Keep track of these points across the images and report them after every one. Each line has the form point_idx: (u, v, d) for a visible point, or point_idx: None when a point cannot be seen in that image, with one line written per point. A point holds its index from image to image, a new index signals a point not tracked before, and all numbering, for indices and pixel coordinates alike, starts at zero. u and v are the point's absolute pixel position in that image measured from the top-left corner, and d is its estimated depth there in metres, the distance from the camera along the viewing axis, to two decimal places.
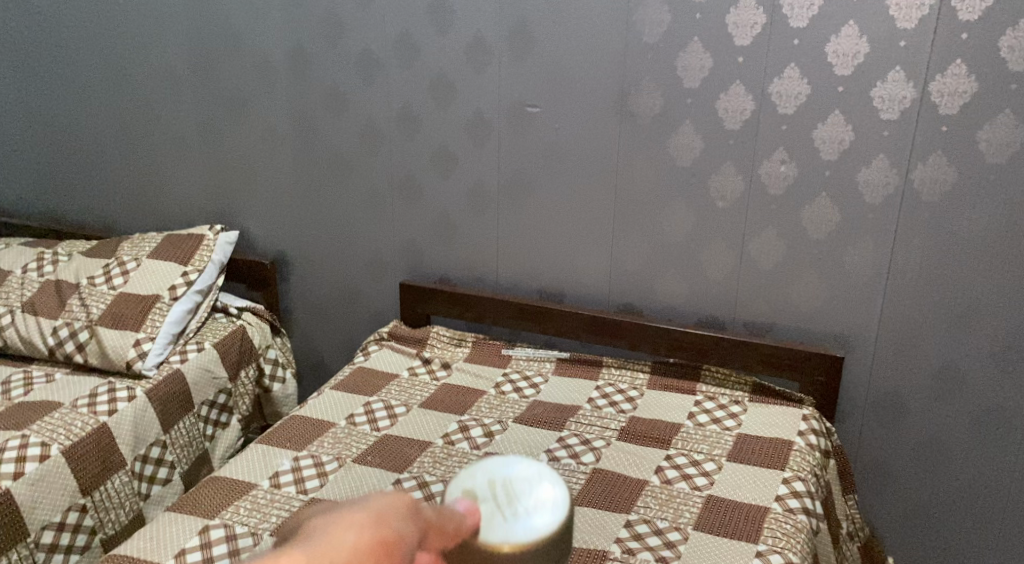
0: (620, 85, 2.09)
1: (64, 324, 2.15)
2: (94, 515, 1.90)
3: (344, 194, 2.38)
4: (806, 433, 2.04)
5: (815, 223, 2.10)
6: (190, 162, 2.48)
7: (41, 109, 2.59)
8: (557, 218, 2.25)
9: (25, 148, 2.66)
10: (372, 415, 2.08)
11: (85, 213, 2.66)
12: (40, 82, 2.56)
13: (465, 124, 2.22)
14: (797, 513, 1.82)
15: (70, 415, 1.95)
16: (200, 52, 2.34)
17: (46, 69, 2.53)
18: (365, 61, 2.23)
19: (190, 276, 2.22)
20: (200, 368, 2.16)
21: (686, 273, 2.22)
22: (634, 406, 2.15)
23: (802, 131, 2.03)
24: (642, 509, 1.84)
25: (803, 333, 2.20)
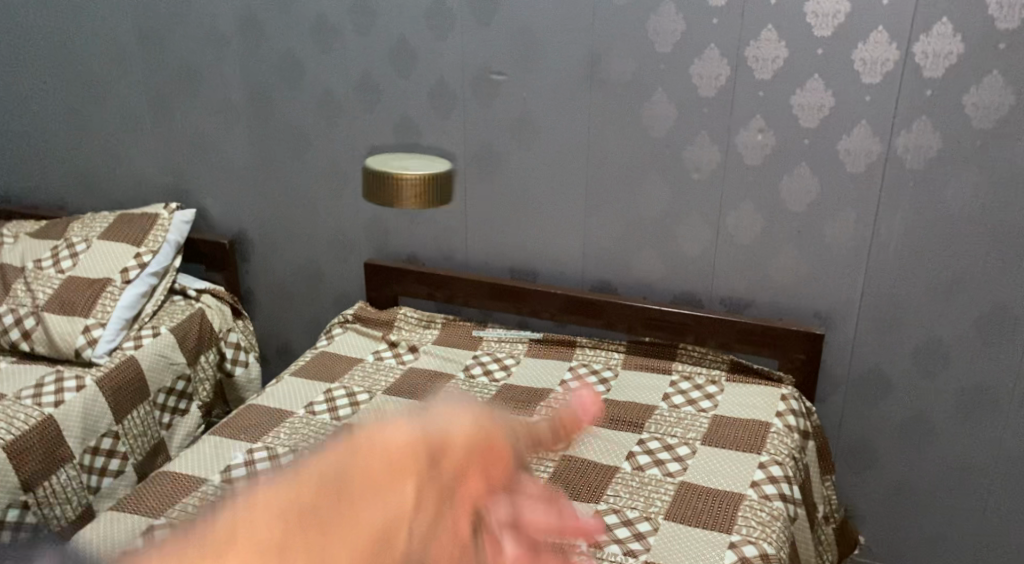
0: (588, 52, 1.99)
1: (9, 310, 2.10)
2: (38, 512, 1.83)
3: (309, 175, 2.30)
4: (783, 414, 1.95)
5: (794, 194, 1.99)
6: (146, 141, 2.40)
7: None
8: (525, 194, 2.16)
9: None
10: (332, 403, 1.95)
11: (42, 196, 2.58)
12: None
13: (428, 96, 2.13)
14: (772, 500, 1.72)
15: (13, 406, 1.88)
16: (157, 25, 2.26)
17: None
18: (324, 32, 2.14)
19: (143, 258, 2.19)
20: (155, 353, 2.10)
21: (661, 250, 2.13)
22: (608, 387, 2.05)
23: (780, 98, 1.93)
24: (612, 498, 1.71)
25: (782, 308, 2.10)
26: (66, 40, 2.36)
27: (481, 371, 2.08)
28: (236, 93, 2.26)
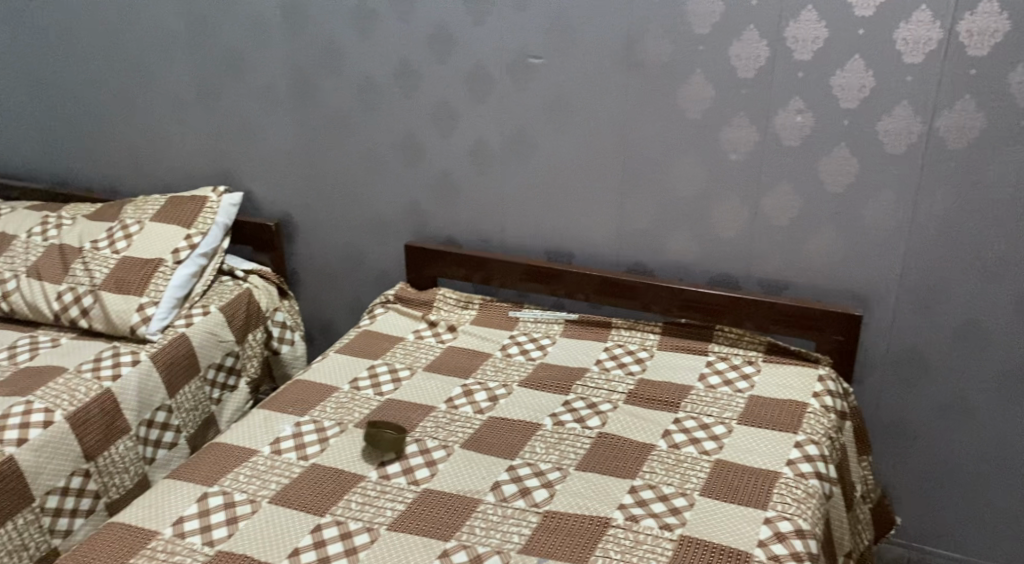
0: (626, 34, 2.01)
1: (68, 289, 2.19)
2: (98, 480, 1.92)
3: (351, 157, 2.35)
4: (821, 394, 1.96)
5: (832, 175, 1.99)
6: (194, 126, 2.47)
7: (43, 73, 2.57)
8: (563, 176, 2.19)
9: (28, 114, 2.65)
10: (375, 378, 2.03)
11: (92, 179, 2.66)
12: (41, 47, 2.54)
13: (467, 79, 2.16)
14: (808, 478, 1.74)
15: (74, 379, 1.97)
16: (205, 12, 2.32)
17: (41, 35, 2.52)
18: (367, 17, 2.18)
19: (193, 240, 2.27)
20: (206, 331, 2.19)
21: (697, 231, 2.14)
22: (643, 367, 2.08)
23: (820, 79, 1.93)
24: (647, 474, 1.75)
25: (820, 289, 2.11)
26: (115, 29, 2.43)
27: (518, 350, 2.15)
28: (281, 78, 2.32)
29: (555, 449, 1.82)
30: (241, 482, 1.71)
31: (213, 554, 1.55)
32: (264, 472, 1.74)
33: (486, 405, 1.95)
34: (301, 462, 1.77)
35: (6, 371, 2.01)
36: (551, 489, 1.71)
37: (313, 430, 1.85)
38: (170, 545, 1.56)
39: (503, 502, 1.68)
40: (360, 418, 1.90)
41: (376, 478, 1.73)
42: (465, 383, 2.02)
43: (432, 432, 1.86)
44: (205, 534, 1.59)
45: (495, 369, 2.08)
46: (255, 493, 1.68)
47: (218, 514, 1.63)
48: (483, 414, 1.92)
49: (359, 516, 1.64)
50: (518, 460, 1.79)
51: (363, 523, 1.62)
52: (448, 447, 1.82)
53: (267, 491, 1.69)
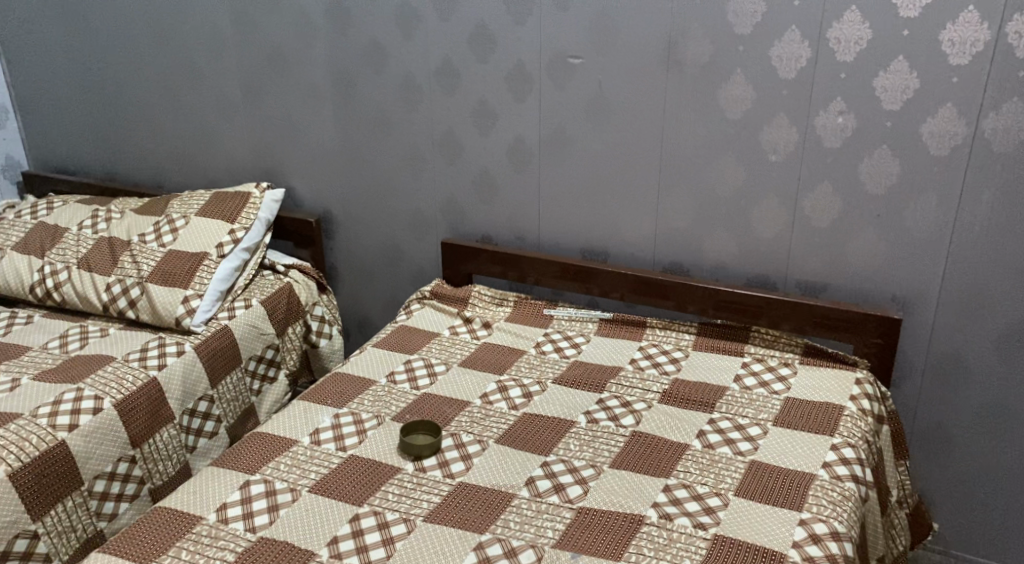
0: (666, 34, 2.01)
1: (116, 280, 2.25)
2: (143, 466, 1.98)
3: (391, 155, 2.38)
4: (858, 398, 1.95)
5: (873, 177, 1.98)
6: (239, 123, 2.52)
7: (92, 71, 2.64)
8: (600, 176, 2.20)
9: (78, 110, 2.72)
10: (411, 373, 2.06)
11: (139, 174, 2.73)
12: (90, 46, 2.60)
13: (507, 79, 2.18)
14: (845, 480, 1.73)
15: (121, 368, 2.03)
16: (250, 12, 2.37)
17: (91, 33, 2.58)
18: (408, 16, 2.21)
19: (237, 234, 2.32)
20: (247, 324, 2.24)
21: (735, 232, 2.14)
22: (678, 367, 2.08)
23: (862, 80, 1.91)
24: (682, 473, 1.75)
25: (859, 292, 2.09)
26: (164, 27, 2.48)
27: (552, 348, 2.16)
28: (324, 76, 2.36)
29: (589, 447, 1.83)
30: (282, 471, 1.75)
31: (255, 540, 1.59)
32: (303, 462, 1.78)
33: (521, 401, 1.97)
34: (340, 453, 1.81)
35: (57, 359, 2.08)
36: (585, 486, 1.72)
37: (351, 422, 1.89)
38: (213, 530, 1.61)
39: (537, 497, 1.70)
40: (397, 411, 1.93)
41: (412, 470, 1.76)
42: (499, 379, 2.04)
43: (467, 427, 1.88)
44: (247, 520, 1.63)
45: (529, 366, 2.10)
46: (295, 482, 1.72)
47: (260, 502, 1.67)
48: (517, 410, 1.94)
49: (396, 507, 1.67)
50: (552, 456, 1.81)
51: (400, 514, 1.65)
52: (483, 441, 1.85)
53: (307, 480, 1.73)
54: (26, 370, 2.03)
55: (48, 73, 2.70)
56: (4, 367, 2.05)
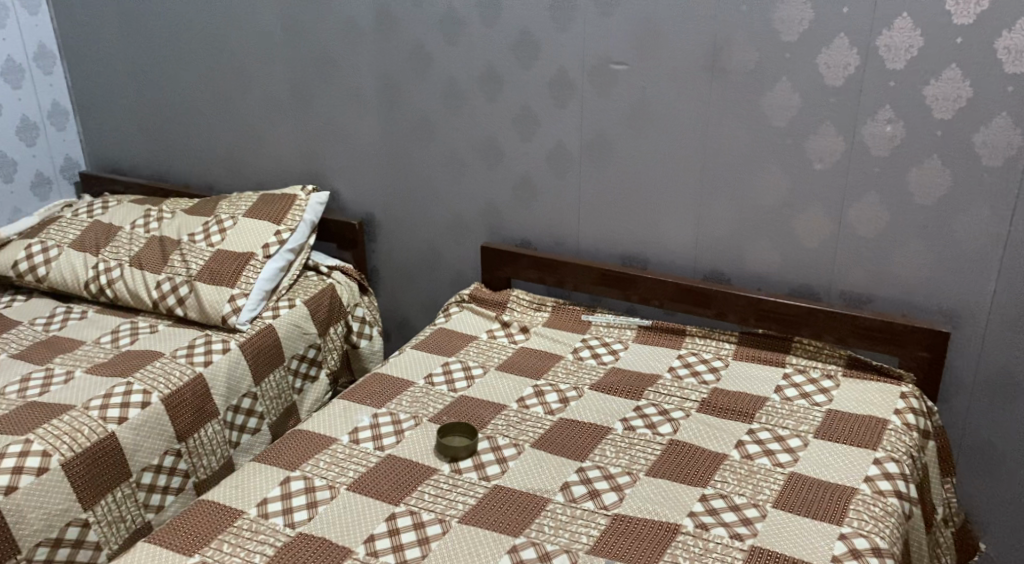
0: (711, 41, 2.00)
1: (166, 278, 2.32)
2: (188, 460, 2.03)
3: (435, 160, 2.41)
4: (903, 412, 1.91)
5: (922, 187, 1.94)
6: (287, 126, 2.57)
7: (148, 75, 2.72)
8: (642, 182, 2.19)
9: (134, 113, 2.81)
10: (449, 375, 2.08)
11: (191, 176, 2.81)
12: (147, 50, 2.68)
13: (549, 85, 2.19)
14: (887, 496, 1.70)
15: (169, 363, 2.09)
16: (300, 18, 2.42)
17: (148, 39, 2.66)
18: (453, 22, 2.23)
19: (283, 235, 2.37)
20: (291, 324, 2.29)
21: (778, 241, 2.12)
22: (718, 376, 2.06)
23: (912, 89, 1.88)
24: (719, 483, 1.74)
25: (904, 303, 2.05)
26: (217, 33, 2.55)
27: (590, 354, 2.16)
28: (371, 82, 2.40)
29: (626, 454, 1.83)
30: (321, 468, 1.78)
31: (294, 535, 1.62)
32: (342, 460, 1.81)
33: (557, 406, 1.98)
34: (378, 452, 1.83)
35: (109, 353, 2.15)
36: (621, 493, 1.72)
37: (390, 422, 1.92)
38: (254, 524, 1.64)
39: (572, 502, 1.70)
40: (434, 413, 1.95)
41: (448, 472, 1.78)
42: (536, 384, 2.05)
43: (503, 430, 1.90)
44: (286, 516, 1.67)
45: (566, 371, 2.10)
46: (334, 480, 1.75)
47: (299, 498, 1.70)
48: (554, 415, 1.95)
49: (432, 507, 1.69)
50: (587, 462, 1.81)
51: (435, 514, 1.67)
52: (519, 445, 1.86)
53: (345, 478, 1.76)
54: (79, 364, 2.10)
55: (106, 77, 2.79)
56: (58, 360, 2.12)
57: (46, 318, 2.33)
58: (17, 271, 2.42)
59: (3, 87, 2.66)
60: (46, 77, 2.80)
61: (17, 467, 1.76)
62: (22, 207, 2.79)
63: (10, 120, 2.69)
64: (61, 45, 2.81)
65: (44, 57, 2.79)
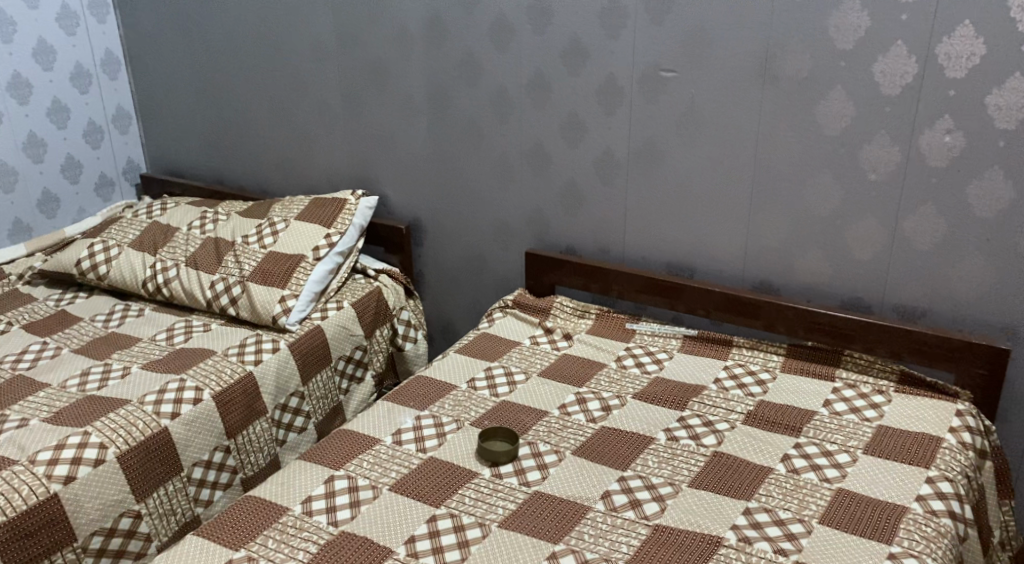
0: (763, 48, 1.97)
1: (220, 278, 2.38)
2: (236, 456, 2.08)
3: (483, 166, 2.42)
4: (958, 430, 1.86)
5: (982, 199, 1.88)
6: (340, 132, 2.62)
7: (208, 81, 2.80)
8: (691, 191, 2.18)
9: (194, 118, 2.89)
10: (491, 380, 2.09)
11: (246, 179, 2.87)
12: (208, 58, 2.76)
13: (598, 92, 2.19)
14: (940, 516, 1.65)
15: (221, 361, 2.15)
16: (354, 25, 2.46)
17: (208, 46, 2.74)
18: (502, 29, 2.25)
19: (332, 238, 2.42)
20: (338, 325, 2.34)
21: (830, 252, 2.08)
22: (764, 389, 2.03)
23: (974, 98, 1.82)
24: (763, 497, 1.70)
25: (961, 318, 2.00)
26: (274, 41, 2.61)
27: (633, 363, 2.15)
28: (423, 89, 2.43)
29: (668, 464, 1.81)
30: (364, 468, 1.80)
31: (336, 534, 1.64)
32: (385, 461, 1.83)
33: (599, 414, 1.97)
34: (420, 454, 1.85)
35: (163, 350, 2.21)
36: (663, 503, 1.70)
37: (432, 425, 1.93)
38: (298, 521, 1.67)
39: (612, 511, 1.69)
40: (476, 417, 1.96)
41: (489, 476, 1.78)
42: (579, 391, 2.04)
43: (545, 437, 1.89)
44: (329, 514, 1.69)
45: (609, 379, 2.09)
46: (376, 480, 1.77)
47: (343, 497, 1.72)
48: (596, 423, 1.94)
49: (472, 511, 1.69)
50: (629, 472, 1.79)
51: (475, 518, 1.67)
52: (560, 452, 1.85)
53: (388, 479, 1.77)
54: (136, 360, 2.17)
55: (168, 84, 2.88)
56: (116, 356, 2.19)
57: (105, 315, 2.41)
58: (80, 269, 2.50)
59: (71, 92, 2.80)
60: (111, 82, 2.91)
61: (75, 459, 1.82)
62: (87, 207, 2.93)
63: (77, 124, 2.83)
64: (126, 51, 2.91)
65: (110, 63, 2.89)
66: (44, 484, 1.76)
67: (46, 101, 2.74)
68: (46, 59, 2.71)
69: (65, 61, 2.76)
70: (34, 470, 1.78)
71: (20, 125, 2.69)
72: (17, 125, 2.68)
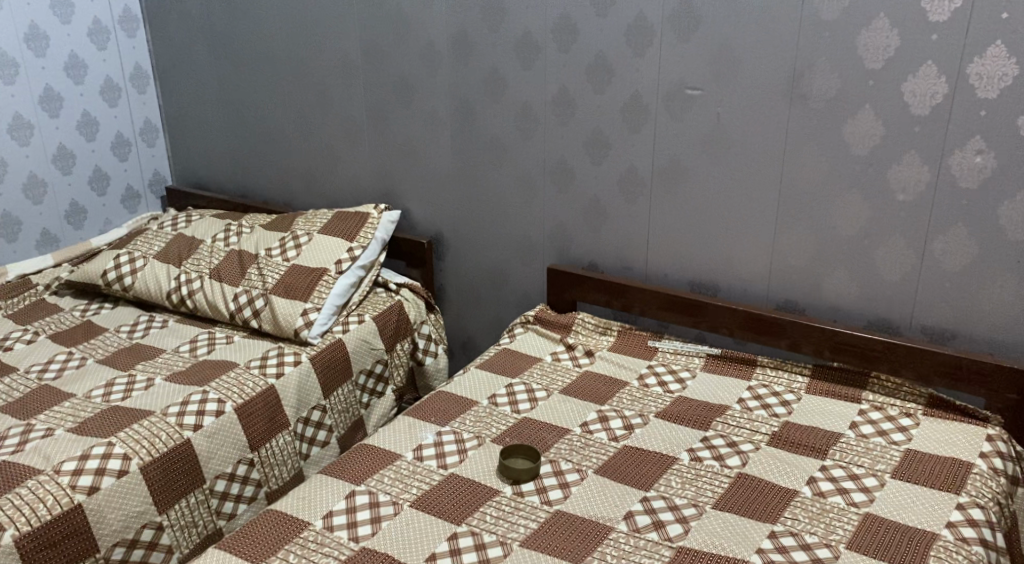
0: (790, 66, 1.96)
1: (243, 291, 2.39)
2: (260, 470, 2.08)
3: (506, 181, 2.42)
4: (989, 455, 1.82)
5: (1014, 221, 1.85)
6: (364, 147, 2.63)
7: (234, 95, 2.82)
8: (715, 208, 2.16)
9: (220, 132, 2.91)
10: (512, 396, 2.08)
11: (270, 192, 2.89)
12: (234, 72, 2.78)
13: (623, 110, 2.18)
14: (972, 544, 1.61)
15: (243, 374, 2.15)
16: (380, 41, 2.47)
17: (235, 60, 2.76)
18: (527, 45, 2.25)
19: (355, 252, 2.43)
20: (359, 339, 2.34)
21: (856, 272, 2.06)
22: (789, 410, 2.00)
23: (1006, 119, 1.80)
24: (790, 520, 1.67)
25: (991, 341, 1.96)
26: (300, 56, 2.63)
27: (656, 381, 2.13)
28: (448, 105, 2.43)
29: (691, 485, 1.78)
30: (385, 484, 1.79)
31: (358, 549, 1.63)
32: (406, 476, 1.81)
33: (621, 432, 1.95)
34: (441, 470, 1.83)
35: (186, 362, 2.22)
36: (686, 525, 1.68)
37: (453, 441, 1.92)
38: (319, 536, 1.66)
39: (635, 532, 1.66)
40: (497, 434, 1.95)
41: (510, 494, 1.76)
42: (600, 409, 2.03)
43: (566, 455, 1.88)
44: (350, 529, 1.67)
45: (631, 398, 2.07)
46: (397, 496, 1.76)
47: (364, 512, 1.71)
48: (618, 442, 1.92)
49: (493, 529, 1.67)
50: (652, 492, 1.77)
51: (496, 536, 1.65)
52: (582, 471, 1.83)
53: (409, 495, 1.76)
54: (159, 372, 2.18)
55: (195, 97, 2.91)
56: (140, 367, 2.20)
57: (130, 326, 2.43)
58: (105, 279, 2.51)
59: (101, 106, 2.83)
60: (140, 96, 2.94)
61: (100, 469, 1.82)
62: (113, 219, 2.95)
63: (105, 137, 2.86)
64: (155, 65, 2.95)
65: (139, 77, 2.93)
66: (68, 494, 1.77)
67: (76, 115, 2.77)
68: (77, 73, 2.75)
69: (95, 75, 2.80)
70: (59, 480, 1.78)
71: (50, 138, 2.72)
72: (48, 138, 2.71)
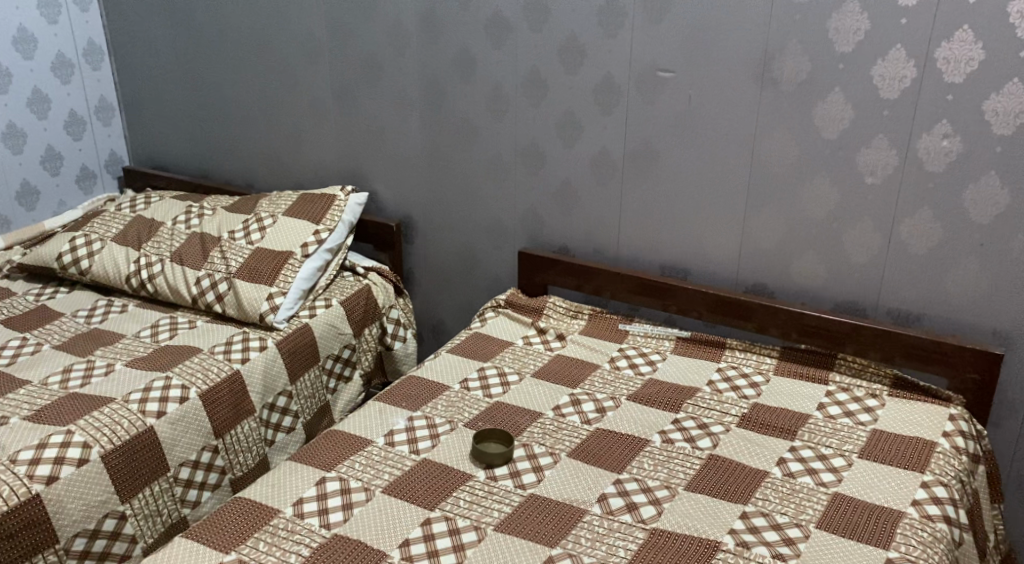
0: (762, 49, 1.96)
1: (206, 275, 2.33)
2: (224, 456, 2.04)
3: (475, 163, 2.40)
4: (952, 434, 1.85)
5: (978, 204, 1.88)
6: (330, 128, 2.58)
7: (193, 73, 2.75)
8: (685, 191, 2.16)
9: (178, 111, 2.84)
10: (484, 381, 2.06)
11: (232, 174, 2.83)
12: (194, 50, 2.71)
13: (595, 92, 2.17)
14: (936, 521, 1.64)
15: (207, 359, 2.10)
16: (345, 18, 2.42)
17: (194, 37, 2.69)
18: (497, 25, 2.22)
19: (321, 235, 2.39)
20: (326, 323, 2.30)
21: (825, 256, 2.07)
22: (758, 391, 2.02)
23: (972, 103, 1.82)
24: (760, 501, 1.69)
25: (955, 323, 2.00)
26: (262, 33, 2.56)
27: (627, 364, 2.13)
28: (416, 85, 2.39)
29: (664, 467, 1.79)
30: (357, 470, 1.76)
31: (329, 536, 1.60)
32: (377, 462, 1.79)
33: (594, 415, 1.94)
34: (413, 455, 1.81)
35: (148, 347, 2.16)
36: (659, 507, 1.68)
37: (425, 426, 1.90)
38: (290, 524, 1.63)
39: (609, 514, 1.66)
40: (470, 418, 1.93)
41: (483, 478, 1.75)
42: (573, 392, 2.02)
43: (539, 438, 1.87)
44: (322, 516, 1.65)
45: (603, 381, 2.07)
46: (369, 482, 1.73)
47: (334, 499, 1.68)
48: (591, 425, 1.92)
49: (467, 514, 1.66)
50: (625, 474, 1.77)
51: (470, 521, 1.64)
52: (555, 454, 1.82)
53: (381, 481, 1.74)
54: (119, 358, 2.12)
55: (153, 76, 2.83)
56: (99, 353, 2.14)
57: (87, 311, 2.36)
58: (61, 263, 2.44)
59: (52, 82, 2.73)
60: (94, 72, 2.85)
61: (58, 458, 1.77)
62: (67, 200, 2.86)
63: (58, 115, 2.77)
64: (109, 42, 2.85)
65: (93, 54, 2.83)
66: (25, 484, 1.71)
67: (27, 91, 2.67)
68: (27, 47, 2.65)
69: (46, 50, 2.69)
70: (15, 470, 1.73)
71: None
72: None
